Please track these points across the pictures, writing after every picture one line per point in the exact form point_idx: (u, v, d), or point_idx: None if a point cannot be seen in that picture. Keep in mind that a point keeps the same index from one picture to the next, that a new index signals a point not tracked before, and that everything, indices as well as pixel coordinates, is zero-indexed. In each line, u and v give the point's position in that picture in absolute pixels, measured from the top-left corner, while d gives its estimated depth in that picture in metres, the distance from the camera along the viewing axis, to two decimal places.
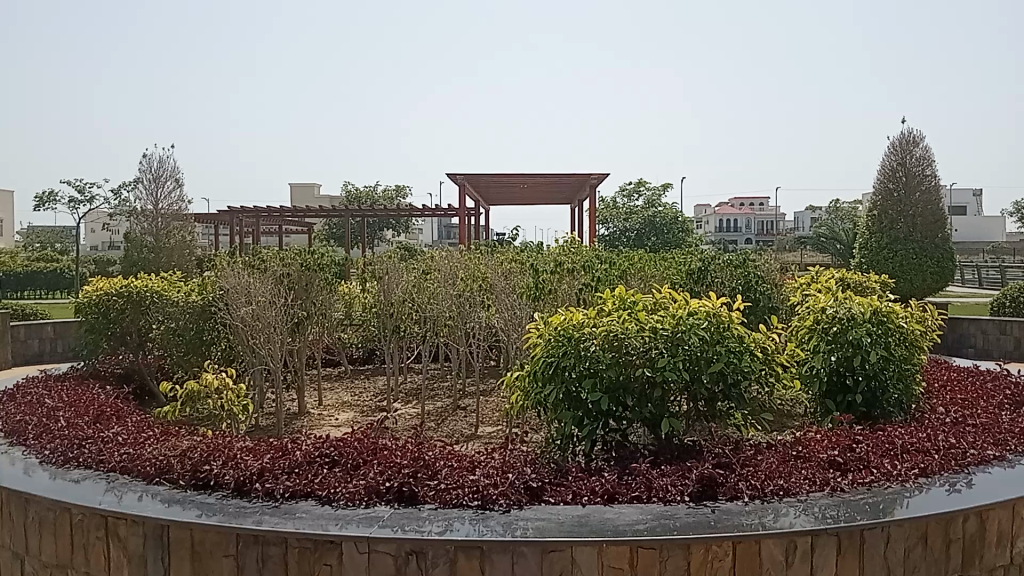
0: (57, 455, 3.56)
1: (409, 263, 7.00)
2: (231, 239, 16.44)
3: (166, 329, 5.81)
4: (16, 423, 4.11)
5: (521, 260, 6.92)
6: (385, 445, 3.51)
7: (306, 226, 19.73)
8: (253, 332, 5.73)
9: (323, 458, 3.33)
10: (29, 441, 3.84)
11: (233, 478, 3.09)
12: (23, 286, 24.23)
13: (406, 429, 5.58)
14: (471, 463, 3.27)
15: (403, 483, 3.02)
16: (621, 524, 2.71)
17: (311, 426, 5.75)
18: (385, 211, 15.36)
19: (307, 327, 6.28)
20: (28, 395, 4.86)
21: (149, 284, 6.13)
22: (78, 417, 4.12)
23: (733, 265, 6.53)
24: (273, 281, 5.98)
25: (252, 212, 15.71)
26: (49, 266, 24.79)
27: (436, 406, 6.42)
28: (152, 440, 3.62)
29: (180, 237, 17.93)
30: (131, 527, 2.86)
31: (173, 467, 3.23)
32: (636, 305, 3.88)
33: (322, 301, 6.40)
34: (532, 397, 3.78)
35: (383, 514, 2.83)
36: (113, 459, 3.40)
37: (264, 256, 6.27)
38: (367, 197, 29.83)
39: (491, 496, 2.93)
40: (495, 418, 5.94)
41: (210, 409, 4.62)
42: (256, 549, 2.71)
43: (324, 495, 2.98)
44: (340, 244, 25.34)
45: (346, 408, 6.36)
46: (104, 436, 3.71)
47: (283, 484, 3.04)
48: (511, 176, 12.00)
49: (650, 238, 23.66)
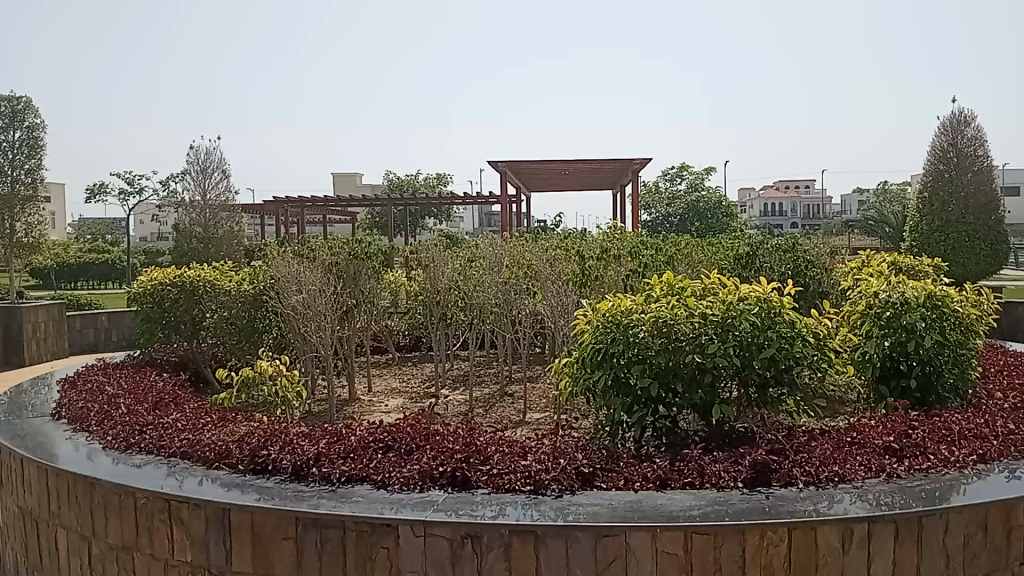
0: (119, 441, 3.66)
1: (454, 251, 7.05)
2: (277, 229, 16.68)
3: (220, 318, 5.96)
4: (79, 411, 4.23)
5: (567, 246, 6.90)
6: (436, 430, 3.53)
7: (350, 216, 19.96)
8: (303, 321, 5.80)
9: (377, 443, 3.38)
10: (91, 428, 3.96)
11: (290, 462, 3.16)
12: (76, 277, 24.98)
13: (456, 415, 5.63)
14: (522, 449, 3.27)
15: (456, 469, 3.05)
16: (675, 510, 2.71)
17: (362, 412, 5.82)
18: (429, 200, 15.31)
19: (356, 316, 6.36)
20: (89, 382, 5.02)
21: (202, 274, 6.18)
22: (138, 404, 4.22)
23: (782, 249, 6.46)
24: (323, 270, 6.05)
25: (299, 203, 15.89)
26: (101, 257, 25.47)
27: (484, 393, 6.44)
28: (210, 426, 3.70)
29: (228, 228, 18.24)
30: (193, 510, 2.94)
31: (232, 452, 3.31)
32: (685, 291, 3.87)
33: (371, 288, 6.47)
34: (580, 384, 3.77)
35: (437, 498, 2.87)
36: (173, 445, 3.48)
37: (314, 246, 6.39)
38: (410, 186, 30.22)
39: (544, 481, 2.95)
40: (543, 405, 5.93)
41: (265, 395, 4.68)
42: (315, 532, 2.77)
43: (378, 480, 3.04)
44: (384, 233, 25.55)
45: (395, 394, 6.42)
46: (164, 422, 3.80)
47: (339, 469, 3.10)
48: (554, 162, 11.99)
49: (694, 223, 23.46)
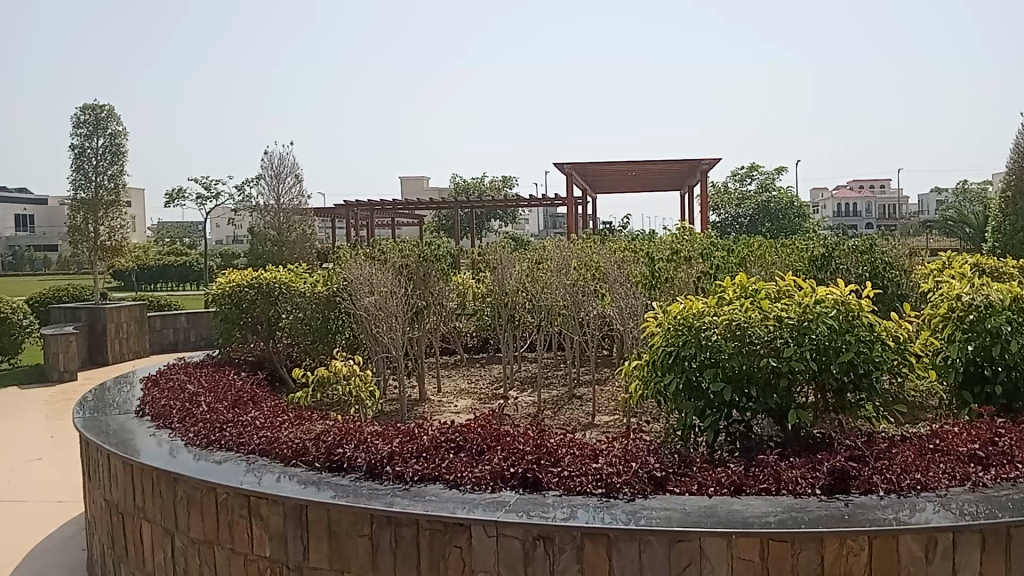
0: (200, 438, 3.77)
1: (522, 253, 7.07)
2: (347, 232, 16.99)
3: (295, 319, 6.16)
4: (162, 408, 4.38)
5: (635, 248, 6.85)
6: (507, 431, 3.55)
7: (418, 218, 20.20)
8: (375, 322, 5.89)
9: (449, 444, 3.41)
10: (174, 424, 4.09)
11: (364, 461, 3.22)
12: (156, 279, 25.90)
13: (525, 416, 5.64)
14: (593, 452, 3.26)
15: (527, 470, 3.06)
16: (750, 515, 2.67)
17: (432, 412, 5.89)
18: (496, 202, 15.39)
19: (426, 317, 6.41)
20: (171, 380, 5.19)
21: (277, 276, 6.40)
22: (218, 402, 4.35)
23: (859, 251, 6.30)
24: (394, 272, 6.16)
25: (368, 207, 16.14)
26: (180, 259, 26.36)
27: (553, 395, 6.44)
28: (287, 424, 3.79)
29: (300, 231, 18.66)
30: (271, 506, 3.01)
31: (309, 450, 3.38)
32: (759, 293, 3.80)
33: (439, 290, 6.54)
34: (651, 388, 3.73)
35: (509, 499, 2.89)
36: (252, 442, 3.58)
37: (384, 248, 6.49)
38: (477, 189, 30.42)
39: (616, 484, 2.93)
40: (612, 408, 5.90)
41: (339, 395, 4.77)
42: (389, 529, 2.81)
43: (450, 480, 3.06)
44: (451, 235, 25.76)
45: (464, 395, 6.48)
46: (242, 420, 3.91)
47: (411, 468, 3.14)
48: (622, 163, 11.92)
49: (764, 224, 23.04)
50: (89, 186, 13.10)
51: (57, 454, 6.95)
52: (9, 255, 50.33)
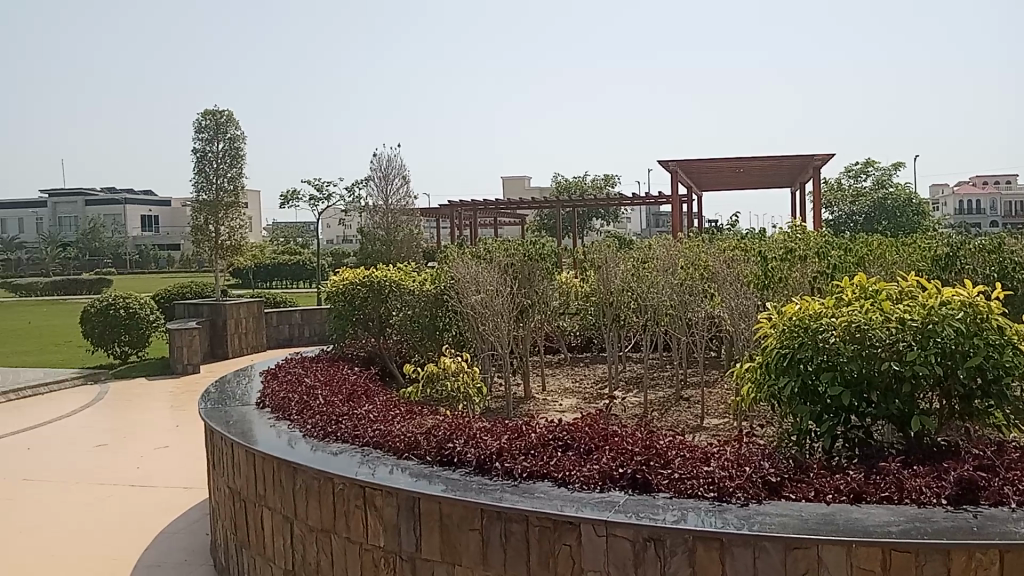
0: (317, 429, 3.91)
1: (627, 253, 7.02)
2: (451, 231, 17.26)
3: (403, 316, 6.29)
4: (281, 400, 4.57)
5: (745, 247, 6.69)
6: (615, 431, 3.53)
7: (522, 218, 20.33)
8: (482, 320, 5.95)
9: (557, 442, 3.42)
10: (292, 416, 4.26)
11: (474, 456, 3.26)
12: (272, 277, 27.05)
13: (631, 417, 5.61)
14: (704, 454, 3.21)
15: (637, 470, 3.04)
16: (871, 524, 2.57)
17: (538, 410, 5.92)
18: (599, 201, 15.33)
19: (532, 315, 6.44)
20: (290, 373, 5.41)
21: (387, 274, 6.56)
22: (333, 395, 4.50)
23: (987, 250, 5.97)
24: (500, 271, 6.23)
25: (472, 207, 16.36)
26: (294, 258, 27.44)
27: (659, 396, 6.37)
28: (399, 418, 3.89)
29: (408, 231, 19.11)
30: (385, 497, 3.10)
31: (420, 444, 3.46)
32: (879, 294, 3.66)
33: (544, 290, 6.57)
34: (765, 390, 3.64)
35: (619, 499, 2.88)
36: (366, 435, 3.69)
37: (490, 247, 6.57)
38: (580, 188, 30.38)
39: (728, 489, 2.88)
40: (721, 410, 5.80)
41: (448, 391, 4.86)
42: (499, 525, 2.84)
43: (559, 478, 3.08)
44: (553, 234, 25.81)
45: (569, 394, 6.48)
46: (356, 413, 4.03)
47: (520, 465, 3.16)
48: (730, 160, 11.68)
49: (880, 222, 22.12)
50: (210, 189, 13.76)
51: (183, 442, 7.34)
52: (137, 253, 53.41)
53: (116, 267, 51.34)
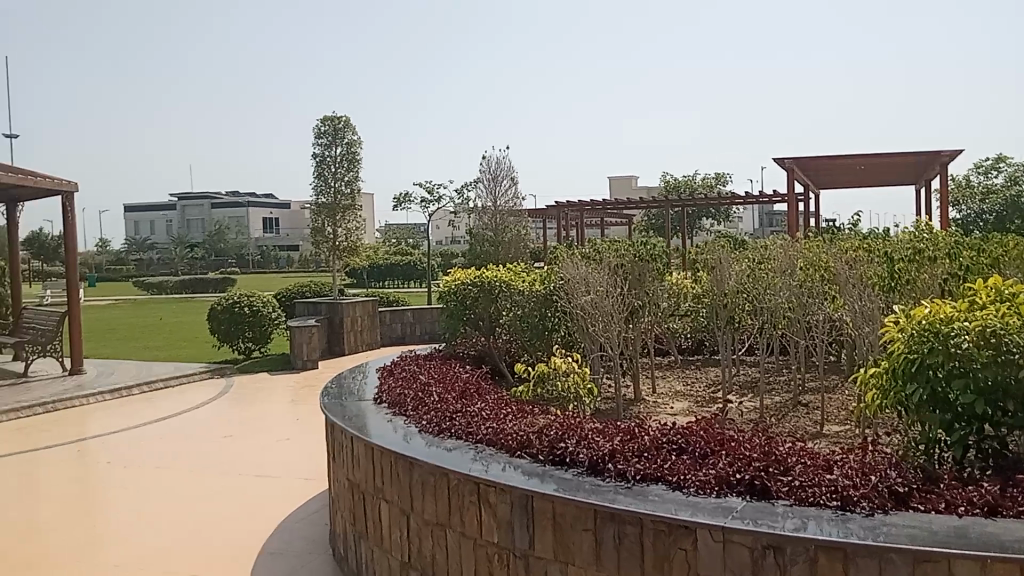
0: (432, 425, 4.00)
1: (741, 253, 6.84)
2: (558, 232, 17.27)
3: (513, 316, 6.39)
4: (398, 396, 4.69)
5: (868, 247, 6.42)
6: (731, 436, 3.47)
7: (630, 218, 20.14)
8: (592, 320, 5.94)
9: (671, 445, 3.39)
10: (408, 412, 4.37)
11: (587, 457, 3.27)
12: (384, 277, 27.82)
13: (747, 422, 5.48)
14: (826, 462, 3.11)
15: (755, 476, 2.97)
16: (1009, 540, 2.43)
17: (649, 413, 5.87)
18: (710, 201, 15.02)
19: (642, 316, 6.41)
20: (405, 371, 5.55)
21: (498, 274, 6.65)
22: (447, 393, 4.59)
23: None
24: (609, 271, 6.21)
25: (580, 207, 16.32)
26: (405, 258, 28.14)
27: (776, 401, 6.19)
28: (511, 416, 3.93)
29: (516, 232, 19.27)
30: (499, 494, 3.14)
31: (533, 443, 3.49)
32: (1017, 297, 3.46)
33: (655, 291, 6.44)
34: (891, 397, 3.50)
35: (736, 505, 2.83)
36: (480, 432, 3.75)
37: (600, 248, 6.54)
38: (690, 187, 29.87)
39: (852, 498, 2.78)
40: (842, 417, 5.60)
41: (559, 390, 4.89)
42: (613, 526, 2.84)
43: (673, 481, 3.05)
44: (662, 234, 25.47)
45: (680, 397, 6.39)
46: (470, 410, 4.10)
47: (634, 467, 3.15)
48: (849, 157, 11.23)
49: (1014, 221, 20.78)
50: (327, 192, 14.24)
51: (302, 436, 7.63)
52: (258, 253, 55.85)
53: (239, 267, 53.87)
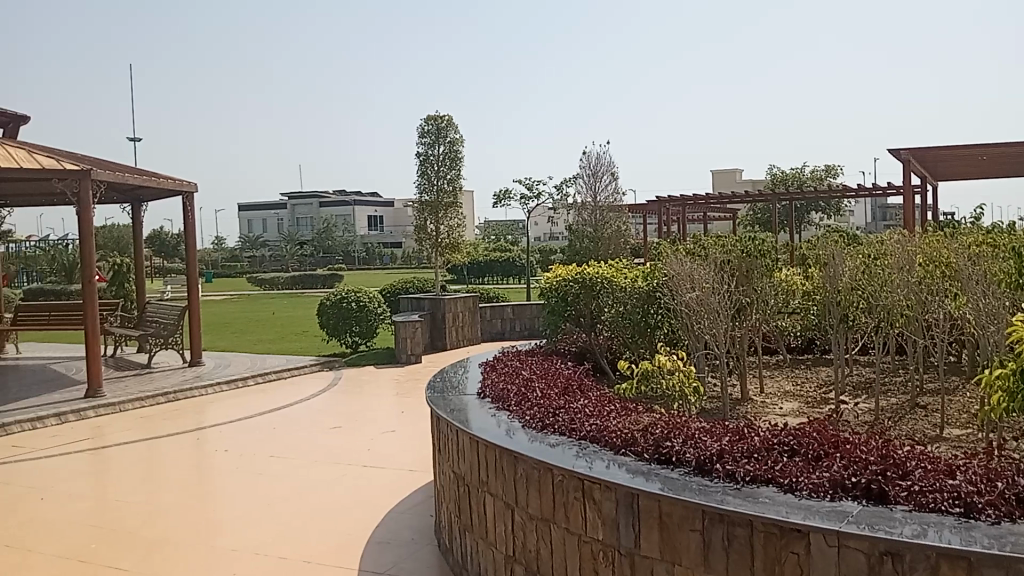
0: (535, 421, 4.03)
1: (855, 249, 6.58)
2: (660, 227, 17.04)
3: (615, 313, 6.32)
4: (501, 390, 4.74)
5: (994, 242, 6.08)
6: (846, 438, 3.35)
7: (733, 213, 19.69)
8: (698, 317, 5.82)
9: (782, 446, 3.30)
10: (511, 407, 4.41)
11: (694, 456, 3.22)
12: (484, 272, 28.14)
13: (860, 425, 5.29)
14: (949, 467, 2.96)
15: (871, 480, 2.87)
16: None
17: (757, 413, 5.74)
18: (818, 194, 14.51)
19: (750, 314, 6.29)
20: (507, 366, 5.60)
21: (600, 271, 6.61)
22: (549, 389, 4.61)
23: None
24: (715, 268, 6.06)
25: (681, 202, 16.07)
26: (505, 255, 28.37)
27: (891, 403, 5.94)
28: (615, 414, 3.91)
29: (616, 227, 19.18)
30: (604, 492, 3.14)
31: (638, 441, 3.46)
32: None
33: (764, 288, 6.26)
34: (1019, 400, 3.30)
35: (851, 510, 2.73)
36: (583, 428, 3.74)
37: (706, 244, 6.42)
38: (796, 180, 28.96)
39: (977, 505, 2.64)
40: (963, 421, 5.33)
41: (664, 388, 4.84)
42: (722, 528, 2.79)
43: (785, 483, 2.96)
44: (767, 229, 24.79)
45: (790, 397, 6.22)
46: (573, 407, 4.10)
47: (743, 468, 3.08)
48: (970, 147, 10.66)
49: None
50: (430, 190, 14.50)
51: (407, 428, 7.80)
52: (362, 250, 57.37)
53: (345, 263, 55.47)
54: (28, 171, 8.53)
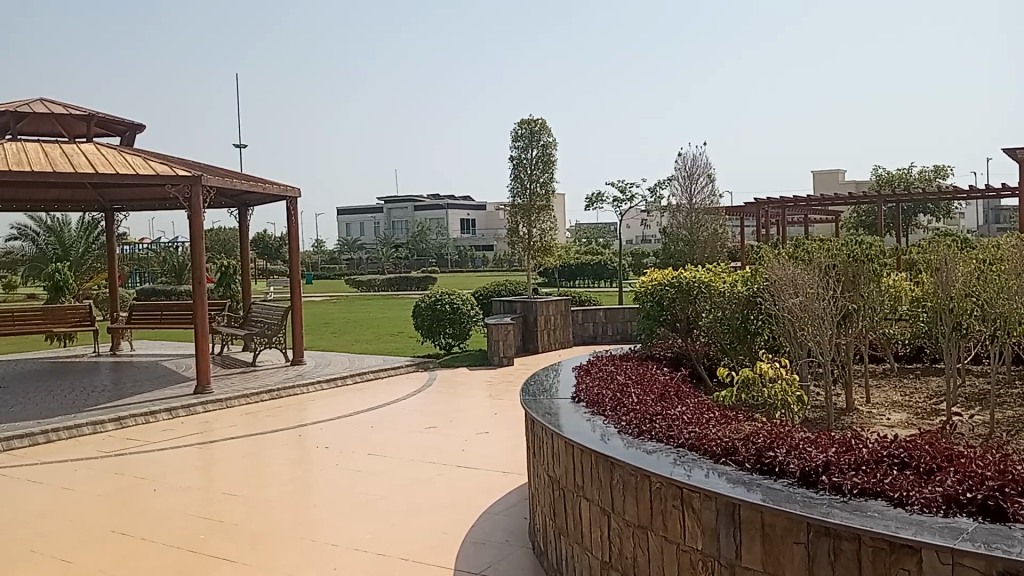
0: (632, 426, 3.99)
1: (970, 253, 6.28)
2: (757, 230, 16.62)
3: (714, 319, 6.28)
4: (596, 395, 4.72)
5: None
6: (961, 452, 3.19)
7: (834, 214, 19.04)
8: (802, 323, 5.65)
9: (892, 459, 3.17)
10: (606, 412, 4.39)
11: (798, 467, 3.14)
12: (575, 275, 28.08)
13: (976, 438, 5.04)
14: None
15: (989, 496, 2.72)
16: None
17: (863, 424, 5.54)
18: (927, 195, 13.87)
19: (856, 321, 6.07)
20: (602, 370, 5.57)
21: (698, 275, 6.51)
22: (646, 394, 4.56)
23: None
24: (820, 272, 5.87)
25: (780, 203, 15.64)
26: (596, 257, 28.24)
27: (1008, 416, 5.64)
28: (714, 421, 3.84)
29: (712, 231, 18.83)
30: (704, 501, 3.08)
31: (739, 450, 3.39)
32: None
33: (872, 294, 6.09)
34: None
35: (967, 527, 2.60)
36: (682, 436, 3.69)
37: (810, 247, 6.23)
38: (903, 181, 27.78)
39: None
40: None
41: (765, 397, 4.72)
42: (828, 541, 2.71)
43: (895, 497, 2.85)
44: (871, 232, 23.87)
45: (898, 408, 5.99)
46: (671, 413, 4.05)
47: (850, 480, 2.98)
48: None
49: None
50: (523, 194, 14.56)
51: (500, 430, 7.85)
52: (455, 253, 58.09)
53: (438, 266, 56.30)
54: (144, 177, 8.97)
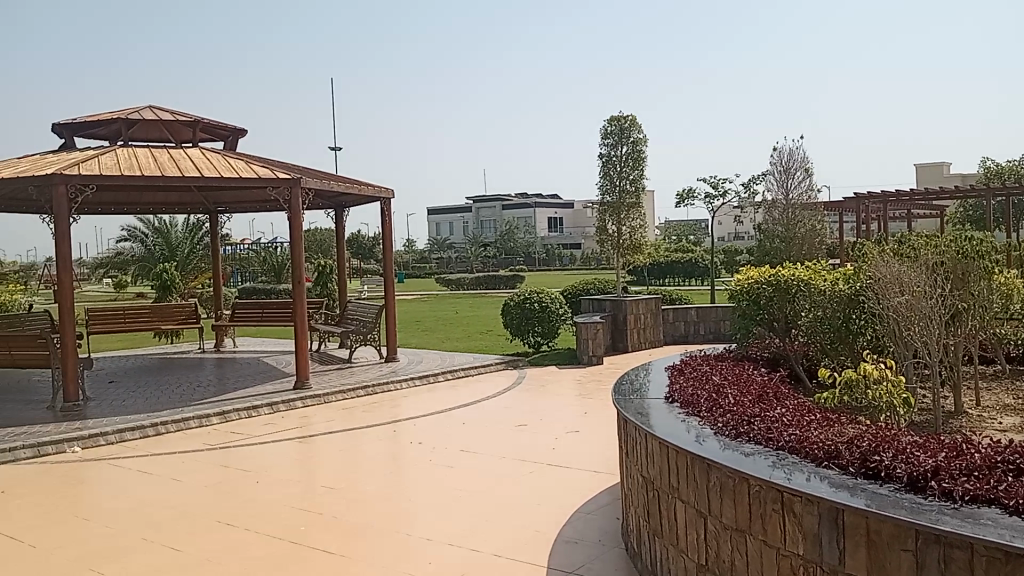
0: (729, 428, 3.93)
1: None
2: (857, 226, 16.04)
3: (814, 318, 6.09)
4: (691, 395, 4.66)
5: None
6: None
7: (940, 209, 18.23)
8: (908, 323, 5.44)
9: (1007, 465, 3.03)
10: (702, 412, 4.33)
11: (905, 472, 3.03)
12: (665, 273, 27.76)
13: None
14: None
15: None
16: None
17: (974, 428, 5.29)
18: None
19: (966, 321, 5.80)
20: (696, 370, 5.49)
21: (797, 273, 6.34)
22: (743, 395, 4.47)
23: None
24: (927, 270, 5.64)
25: (881, 198, 15.06)
26: (687, 256, 27.84)
27: None
28: (815, 424, 3.74)
29: (809, 225, 18.22)
30: (806, 505, 3.01)
31: (842, 453, 3.30)
32: None
33: (982, 291, 5.83)
34: None
35: None
36: (781, 438, 3.61)
37: (916, 244, 6.01)
38: (1015, 173, 26.35)
39: None
40: None
41: (869, 400, 4.56)
42: (938, 549, 2.61)
43: (1011, 505, 2.71)
44: (980, 227, 22.72)
45: (1012, 412, 5.70)
46: (769, 415, 3.97)
47: (961, 486, 2.85)
48: None
49: None
50: (613, 191, 14.47)
51: (591, 429, 7.83)
52: (544, 251, 58.20)
53: (527, 264, 56.55)
54: (245, 180, 9.32)
